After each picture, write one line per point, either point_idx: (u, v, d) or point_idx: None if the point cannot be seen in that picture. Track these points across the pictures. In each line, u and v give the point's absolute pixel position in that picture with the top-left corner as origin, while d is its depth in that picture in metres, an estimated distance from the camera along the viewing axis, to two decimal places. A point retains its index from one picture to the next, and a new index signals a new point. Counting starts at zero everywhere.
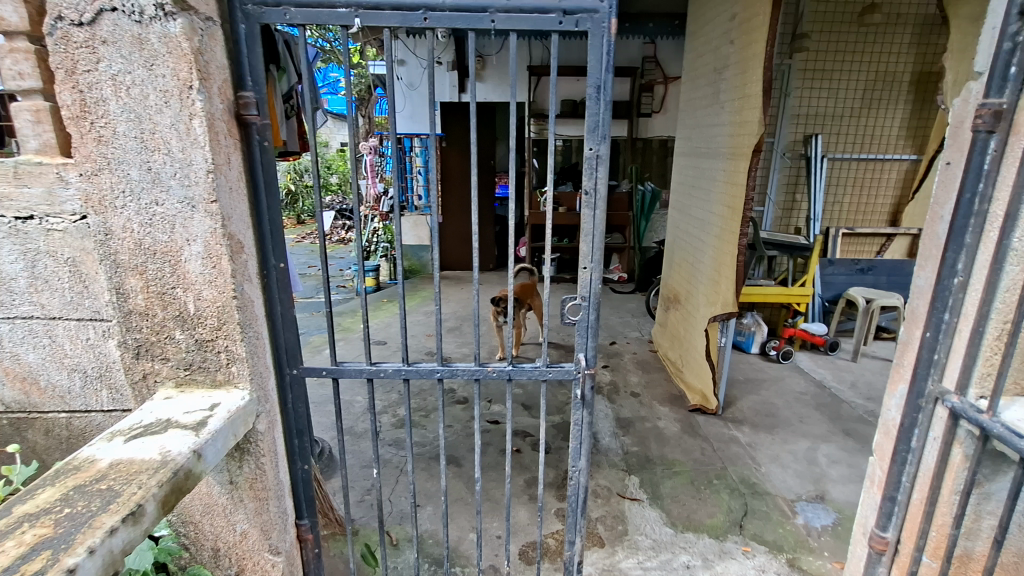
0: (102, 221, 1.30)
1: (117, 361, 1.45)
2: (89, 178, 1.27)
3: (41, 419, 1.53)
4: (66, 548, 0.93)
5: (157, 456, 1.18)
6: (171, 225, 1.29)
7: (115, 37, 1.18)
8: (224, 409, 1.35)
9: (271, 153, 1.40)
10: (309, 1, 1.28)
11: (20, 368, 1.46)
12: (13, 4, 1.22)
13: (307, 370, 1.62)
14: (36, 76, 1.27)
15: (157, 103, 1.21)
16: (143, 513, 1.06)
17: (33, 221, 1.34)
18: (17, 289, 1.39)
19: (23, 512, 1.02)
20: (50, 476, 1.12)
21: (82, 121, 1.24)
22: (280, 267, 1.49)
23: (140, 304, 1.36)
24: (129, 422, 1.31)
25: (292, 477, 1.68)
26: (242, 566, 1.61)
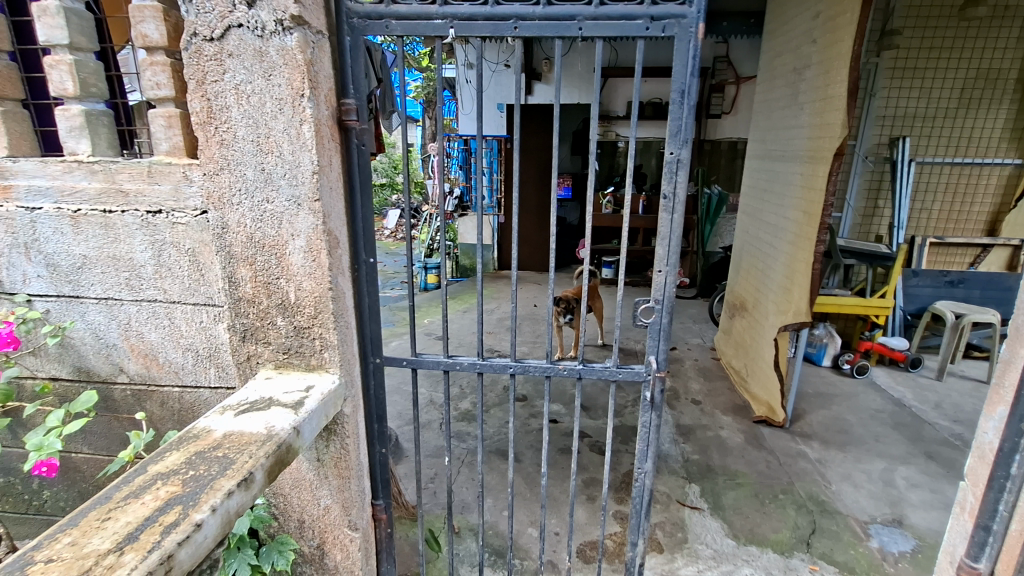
0: (220, 216, 1.44)
1: (225, 343, 1.60)
2: (211, 177, 1.41)
3: (157, 392, 1.69)
4: (194, 505, 1.05)
5: (263, 430, 1.30)
6: (279, 221, 1.42)
7: (239, 50, 1.31)
8: (318, 391, 1.47)
9: (368, 156, 1.51)
10: (409, 13, 1.37)
11: (143, 345, 1.63)
12: (155, 22, 1.37)
13: (388, 359, 1.72)
14: (170, 85, 1.42)
15: (273, 110, 1.33)
16: (254, 480, 1.17)
17: (161, 215, 1.49)
18: (145, 275, 1.55)
19: (156, 470, 1.15)
20: (174, 442, 1.26)
21: (208, 127, 1.38)
22: (370, 261, 1.60)
23: (248, 292, 1.50)
24: (237, 398, 1.44)
25: (371, 458, 1.80)
26: (323, 539, 1.73)
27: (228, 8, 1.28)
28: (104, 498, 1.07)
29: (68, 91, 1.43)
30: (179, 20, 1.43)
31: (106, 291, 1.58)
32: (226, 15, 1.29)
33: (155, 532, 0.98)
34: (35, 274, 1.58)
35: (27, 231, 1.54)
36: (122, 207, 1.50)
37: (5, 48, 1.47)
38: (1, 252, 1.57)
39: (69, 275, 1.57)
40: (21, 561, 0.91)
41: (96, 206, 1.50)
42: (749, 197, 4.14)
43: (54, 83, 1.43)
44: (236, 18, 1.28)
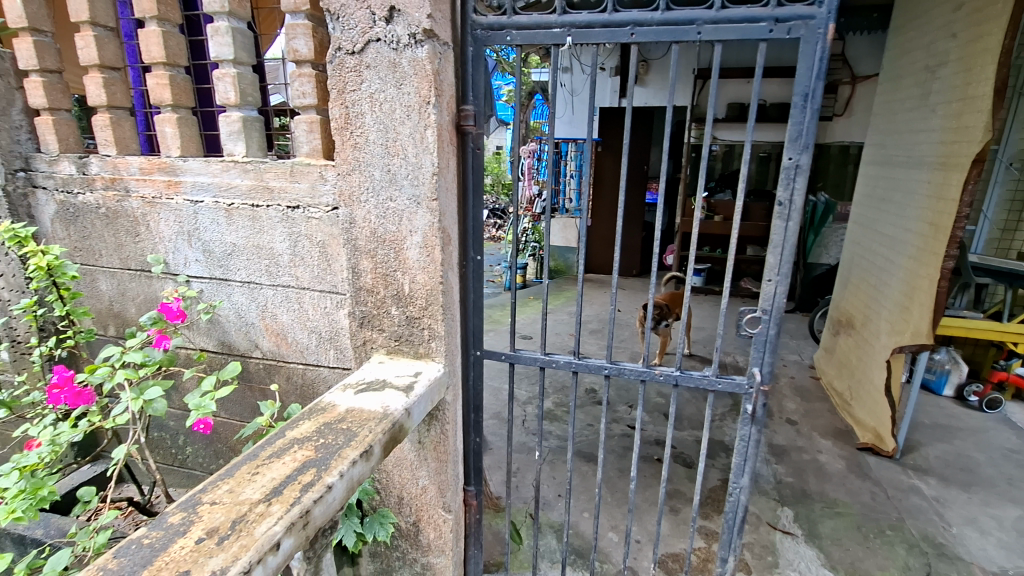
0: (349, 212, 1.59)
1: (344, 328, 1.75)
2: (344, 176, 1.56)
3: (284, 367, 1.88)
4: (326, 469, 1.17)
5: (380, 409, 1.42)
6: (400, 218, 1.54)
7: (376, 62, 1.44)
8: (425, 377, 1.58)
9: (481, 158, 1.60)
10: (529, 23, 1.43)
11: (276, 325, 1.83)
12: (305, 38, 1.53)
13: (488, 352, 1.80)
14: (314, 94, 1.59)
15: (401, 116, 1.45)
16: (373, 452, 1.28)
17: (298, 210, 1.68)
18: (282, 263, 1.75)
19: (292, 435, 1.30)
20: (306, 412, 1.40)
21: (344, 131, 1.53)
22: (477, 259, 1.69)
23: (368, 283, 1.64)
24: (355, 377, 1.58)
25: (466, 445, 1.90)
26: (419, 516, 1.84)
27: (369, 24, 1.41)
28: (253, 455, 1.22)
29: (230, 100, 1.64)
30: (324, 36, 1.59)
31: (249, 276, 1.79)
32: (367, 31, 1.42)
33: (295, 489, 1.10)
34: (194, 258, 1.81)
35: (190, 221, 1.77)
36: (268, 202, 1.70)
37: (183, 63, 1.71)
38: (168, 239, 1.81)
39: (220, 260, 1.80)
40: (192, 501, 1.07)
41: (247, 201, 1.71)
42: (862, 206, 3.82)
43: (220, 94, 1.65)
44: (376, 33, 1.41)
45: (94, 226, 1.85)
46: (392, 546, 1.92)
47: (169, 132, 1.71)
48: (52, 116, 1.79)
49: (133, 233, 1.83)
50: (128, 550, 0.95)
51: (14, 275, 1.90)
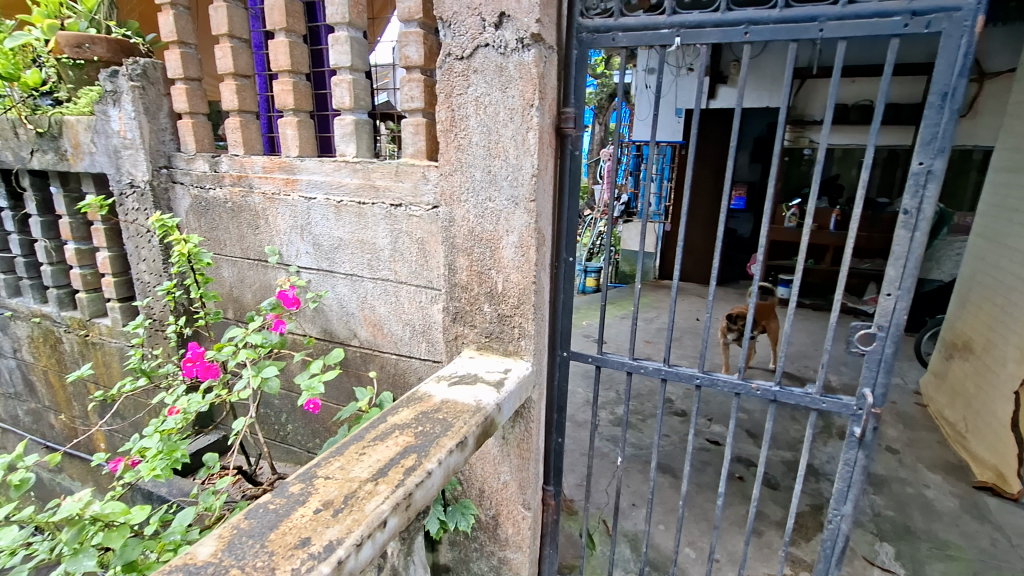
0: (449, 211, 1.66)
1: (437, 323, 1.83)
2: (446, 176, 1.63)
3: (378, 357, 1.99)
4: (425, 456, 1.22)
5: (472, 402, 1.46)
6: (497, 218, 1.58)
7: (483, 67, 1.48)
8: (515, 374, 1.61)
9: (579, 161, 1.61)
10: (637, 25, 1.42)
11: (373, 317, 1.94)
12: (417, 45, 1.61)
13: (575, 354, 1.80)
14: (422, 98, 1.66)
15: (505, 118, 1.49)
16: (467, 443, 1.32)
17: (401, 208, 1.77)
18: (383, 258, 1.85)
19: (393, 421, 1.37)
20: (404, 400, 1.47)
21: (449, 133, 1.59)
22: (570, 260, 1.71)
23: (464, 279, 1.70)
24: (448, 370, 1.64)
25: (548, 444, 1.92)
26: (498, 510, 1.88)
27: (479, 30, 1.46)
28: (359, 437, 1.30)
29: (345, 104, 1.76)
30: (434, 43, 1.66)
31: (353, 269, 1.91)
32: (477, 37, 1.47)
33: (399, 471, 1.16)
34: (305, 251, 1.96)
35: (303, 216, 1.92)
36: (373, 200, 1.80)
37: (304, 70, 1.85)
38: (282, 232, 1.97)
39: (328, 253, 1.93)
40: (308, 473, 1.16)
41: (354, 199, 1.83)
42: (987, 218, 3.43)
43: (336, 98, 1.78)
44: (485, 38, 1.46)
45: (221, 218, 2.05)
46: (470, 537, 1.97)
47: (290, 134, 1.86)
48: (192, 119, 1.99)
49: (253, 226, 2.01)
50: (257, 513, 1.04)
51: (155, 260, 2.13)
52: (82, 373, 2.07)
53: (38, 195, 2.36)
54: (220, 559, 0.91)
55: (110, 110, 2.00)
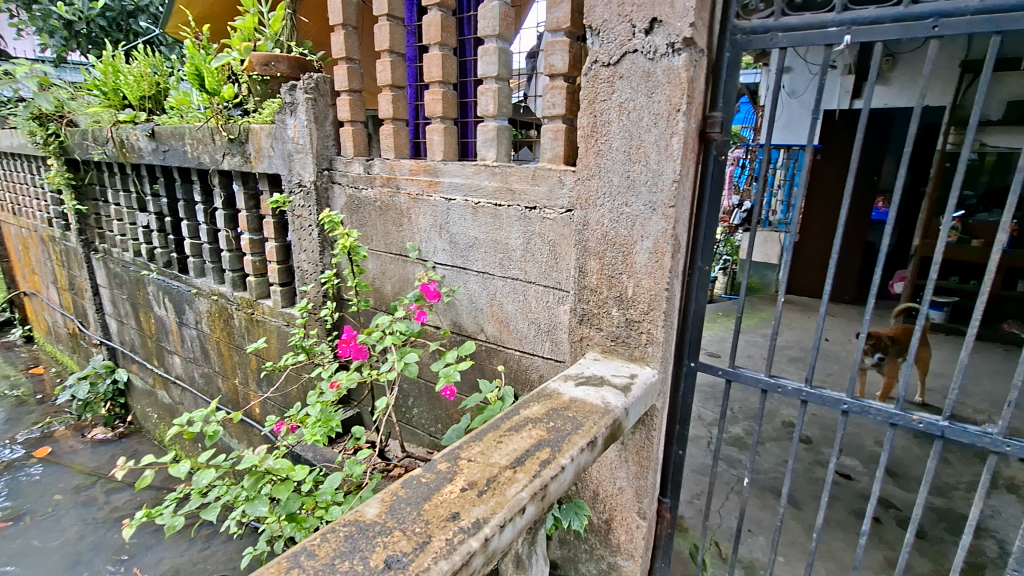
0: (584, 214, 1.69)
1: (563, 323, 1.87)
2: (584, 181, 1.66)
3: (502, 352, 2.08)
4: (558, 450, 1.25)
5: (601, 404, 1.47)
6: (633, 223, 1.58)
7: (630, 72, 1.49)
8: (642, 379, 1.60)
9: (723, 165, 1.56)
10: (799, 24, 1.34)
11: (501, 314, 2.03)
12: (562, 53, 1.66)
13: (703, 366, 1.75)
14: (564, 104, 1.71)
15: (649, 123, 1.49)
16: (597, 443, 1.34)
17: (535, 210, 1.83)
18: (514, 258, 1.93)
19: (525, 414, 1.42)
20: (534, 396, 1.53)
21: (589, 138, 1.61)
22: (704, 268, 1.66)
23: (593, 282, 1.73)
24: (574, 370, 1.67)
25: (667, 456, 1.88)
26: (612, 515, 1.88)
27: (628, 36, 1.47)
28: (495, 425, 1.37)
29: (489, 112, 1.86)
30: (578, 51, 1.70)
31: (485, 267, 2.02)
32: (625, 43, 1.48)
33: (536, 462, 1.21)
34: (441, 248, 2.11)
35: (443, 216, 2.06)
36: (509, 202, 1.89)
37: (452, 81, 1.99)
38: (423, 230, 2.13)
39: (463, 251, 2.06)
40: (453, 454, 1.25)
41: (491, 200, 1.93)
42: None
43: (481, 106, 1.89)
44: (634, 44, 1.46)
45: (370, 216, 2.27)
46: (580, 538, 1.98)
47: (436, 140, 2.00)
48: (352, 126, 2.22)
49: (397, 224, 2.20)
50: (411, 484, 1.14)
51: (313, 251, 2.42)
52: (254, 346, 2.41)
53: (223, 192, 2.77)
54: (385, 520, 1.02)
55: (287, 119, 2.29)
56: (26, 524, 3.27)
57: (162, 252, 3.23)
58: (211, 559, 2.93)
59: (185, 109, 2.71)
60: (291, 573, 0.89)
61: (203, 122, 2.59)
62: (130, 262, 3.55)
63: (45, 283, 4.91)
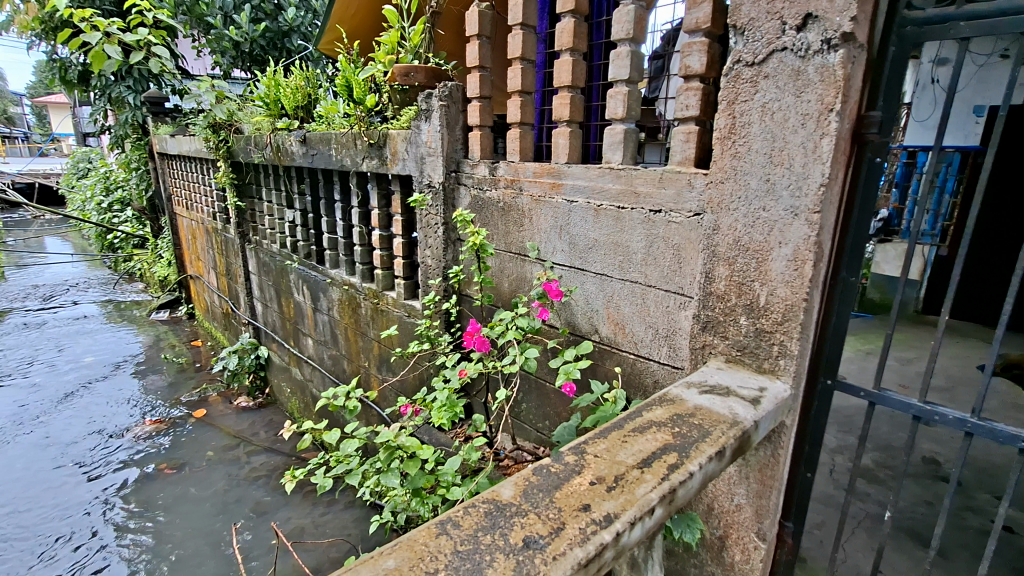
0: (715, 219, 1.64)
1: (684, 329, 1.83)
2: (716, 184, 1.62)
3: (616, 354, 2.08)
4: (686, 456, 1.24)
5: (728, 414, 1.42)
6: (770, 228, 1.51)
7: (776, 72, 1.43)
8: (772, 394, 1.52)
9: (879, 169, 1.45)
10: (988, 12, 1.22)
11: (617, 316, 2.04)
12: (700, 54, 1.63)
13: (842, 385, 1.63)
14: (698, 106, 1.68)
15: (795, 124, 1.41)
16: (725, 454, 1.30)
17: (660, 214, 1.81)
18: (634, 261, 1.93)
19: (648, 417, 1.42)
20: (656, 400, 1.52)
21: (726, 141, 1.57)
22: (849, 279, 1.55)
23: (721, 289, 1.67)
24: (697, 378, 1.63)
25: (793, 478, 1.77)
26: (727, 532, 1.80)
27: (777, 34, 1.41)
28: (619, 425, 1.39)
29: (618, 115, 1.88)
30: (717, 51, 1.66)
31: (604, 268, 2.04)
32: (773, 41, 1.42)
33: (664, 465, 1.20)
34: (560, 249, 2.16)
35: (564, 217, 2.11)
36: (633, 205, 1.88)
37: (580, 85, 2.04)
38: (543, 230, 2.20)
39: (582, 252, 2.09)
40: (579, 448, 1.28)
41: (614, 203, 1.94)
42: None
43: (610, 109, 1.91)
44: (783, 42, 1.40)
45: (493, 216, 2.38)
46: (690, 552, 1.92)
47: (562, 143, 2.05)
48: (480, 131, 2.35)
49: (519, 224, 2.28)
50: (542, 472, 1.19)
51: (438, 248, 2.58)
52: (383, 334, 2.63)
53: (359, 192, 3.05)
54: (520, 502, 1.08)
55: (422, 125, 2.47)
56: (186, 474, 3.83)
57: (304, 244, 3.62)
58: (331, 523, 3.24)
59: (332, 116, 3.02)
60: (440, 538, 0.98)
61: (347, 128, 2.87)
62: (277, 253, 4.02)
63: (207, 269, 5.71)
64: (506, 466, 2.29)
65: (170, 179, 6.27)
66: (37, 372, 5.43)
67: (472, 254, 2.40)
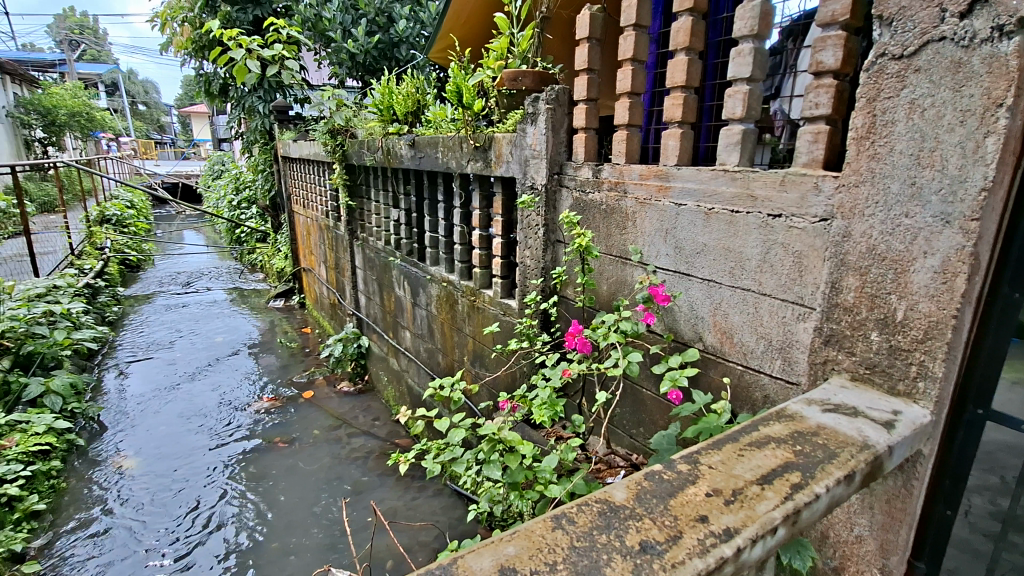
0: (845, 225, 1.53)
1: (802, 342, 1.71)
2: (849, 188, 1.50)
3: (723, 364, 1.99)
4: (811, 477, 1.16)
5: (857, 436, 1.31)
6: (913, 237, 1.38)
7: (931, 65, 1.30)
8: (908, 418, 1.38)
9: None
10: None
11: (725, 325, 1.95)
12: (835, 49, 1.52)
13: (996, 416, 1.45)
14: (830, 105, 1.56)
15: (951, 122, 1.28)
16: (854, 479, 1.20)
17: (780, 218, 1.71)
18: (748, 268, 1.84)
19: (765, 432, 1.35)
20: (774, 415, 1.44)
21: (864, 141, 1.45)
22: (1011, 297, 1.38)
23: (849, 300, 1.55)
24: (818, 395, 1.52)
25: (927, 513, 1.60)
26: (843, 564, 1.65)
27: (934, 23, 1.28)
28: (734, 438, 1.33)
29: (736, 115, 1.80)
30: (854, 45, 1.54)
31: (712, 275, 1.96)
32: (928, 32, 1.29)
33: (786, 484, 1.13)
34: (665, 253, 2.11)
35: (671, 220, 2.06)
36: (748, 209, 1.79)
37: (695, 85, 1.97)
38: (647, 233, 2.16)
39: (688, 256, 2.03)
40: (691, 457, 1.25)
41: (727, 206, 1.86)
42: None
43: (727, 109, 1.83)
44: (940, 32, 1.27)
45: (595, 218, 2.37)
46: None
47: (672, 145, 2.00)
48: (585, 133, 2.35)
49: (621, 226, 2.26)
50: (654, 477, 1.18)
51: (538, 249, 2.62)
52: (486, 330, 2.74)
53: (462, 193, 3.17)
54: (633, 506, 1.07)
55: (528, 128, 2.52)
56: (295, 449, 4.19)
57: (407, 242, 3.83)
58: (422, 509, 3.40)
59: (440, 121, 3.18)
60: (556, 532, 1.00)
61: (455, 132, 3.01)
62: (381, 250, 4.29)
63: (318, 263, 6.22)
64: (598, 470, 2.27)
65: (290, 180, 6.91)
66: (174, 349, 6.17)
67: (575, 257, 2.42)
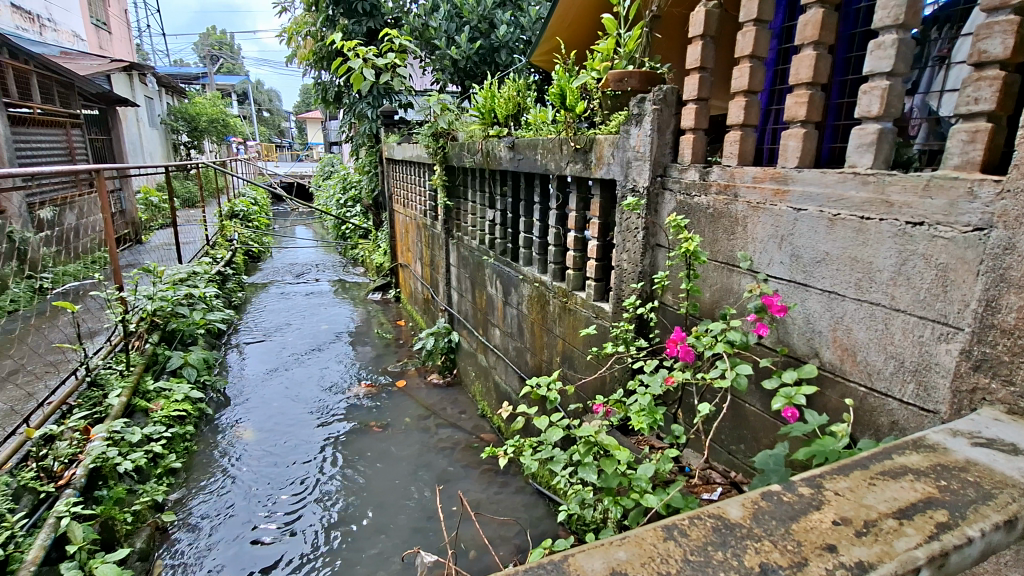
0: (1007, 237, 1.34)
1: (945, 366, 1.53)
2: (1014, 195, 1.32)
3: (842, 384, 1.84)
4: (962, 518, 1.03)
5: (1018, 477, 1.15)
6: None
7: None
8: None
9: None
10: None
11: (847, 341, 1.79)
12: (1004, 36, 1.33)
13: None
14: (993, 100, 1.38)
15: None
16: (1016, 526, 1.05)
17: (921, 227, 1.54)
18: (878, 280, 1.67)
19: (901, 462, 1.22)
20: (910, 444, 1.30)
21: None
22: None
23: (1009, 322, 1.36)
24: (964, 427, 1.35)
25: None
26: None
27: None
28: (862, 465, 1.22)
29: (871, 113, 1.65)
30: None
31: (834, 286, 1.81)
32: None
33: (930, 522, 1.02)
34: (779, 261, 1.98)
35: (788, 226, 1.92)
36: (882, 215, 1.63)
37: (823, 81, 1.83)
38: (760, 240, 2.04)
39: (807, 266, 1.89)
40: (813, 481, 1.16)
41: (856, 212, 1.70)
42: None
43: (861, 107, 1.68)
44: None
45: (700, 222, 2.28)
46: None
47: (792, 146, 1.87)
48: (693, 134, 2.27)
49: (730, 232, 2.16)
50: (772, 498, 1.11)
51: (636, 253, 2.57)
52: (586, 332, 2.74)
53: (558, 195, 3.18)
54: (751, 525, 1.02)
55: (632, 129, 2.47)
56: (388, 434, 4.44)
57: (501, 242, 3.92)
58: (505, 503, 3.46)
59: (541, 124, 3.22)
60: (668, 543, 0.97)
61: (555, 134, 3.03)
62: (475, 249, 4.43)
63: (414, 260, 6.55)
64: (693, 484, 2.19)
65: (392, 181, 7.35)
66: (286, 334, 6.77)
67: (679, 262, 2.35)
